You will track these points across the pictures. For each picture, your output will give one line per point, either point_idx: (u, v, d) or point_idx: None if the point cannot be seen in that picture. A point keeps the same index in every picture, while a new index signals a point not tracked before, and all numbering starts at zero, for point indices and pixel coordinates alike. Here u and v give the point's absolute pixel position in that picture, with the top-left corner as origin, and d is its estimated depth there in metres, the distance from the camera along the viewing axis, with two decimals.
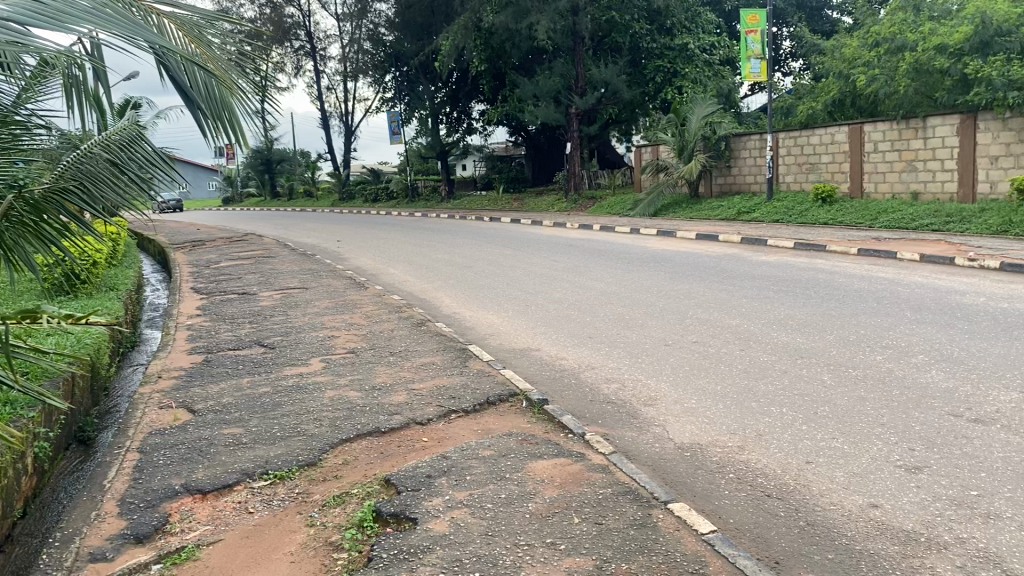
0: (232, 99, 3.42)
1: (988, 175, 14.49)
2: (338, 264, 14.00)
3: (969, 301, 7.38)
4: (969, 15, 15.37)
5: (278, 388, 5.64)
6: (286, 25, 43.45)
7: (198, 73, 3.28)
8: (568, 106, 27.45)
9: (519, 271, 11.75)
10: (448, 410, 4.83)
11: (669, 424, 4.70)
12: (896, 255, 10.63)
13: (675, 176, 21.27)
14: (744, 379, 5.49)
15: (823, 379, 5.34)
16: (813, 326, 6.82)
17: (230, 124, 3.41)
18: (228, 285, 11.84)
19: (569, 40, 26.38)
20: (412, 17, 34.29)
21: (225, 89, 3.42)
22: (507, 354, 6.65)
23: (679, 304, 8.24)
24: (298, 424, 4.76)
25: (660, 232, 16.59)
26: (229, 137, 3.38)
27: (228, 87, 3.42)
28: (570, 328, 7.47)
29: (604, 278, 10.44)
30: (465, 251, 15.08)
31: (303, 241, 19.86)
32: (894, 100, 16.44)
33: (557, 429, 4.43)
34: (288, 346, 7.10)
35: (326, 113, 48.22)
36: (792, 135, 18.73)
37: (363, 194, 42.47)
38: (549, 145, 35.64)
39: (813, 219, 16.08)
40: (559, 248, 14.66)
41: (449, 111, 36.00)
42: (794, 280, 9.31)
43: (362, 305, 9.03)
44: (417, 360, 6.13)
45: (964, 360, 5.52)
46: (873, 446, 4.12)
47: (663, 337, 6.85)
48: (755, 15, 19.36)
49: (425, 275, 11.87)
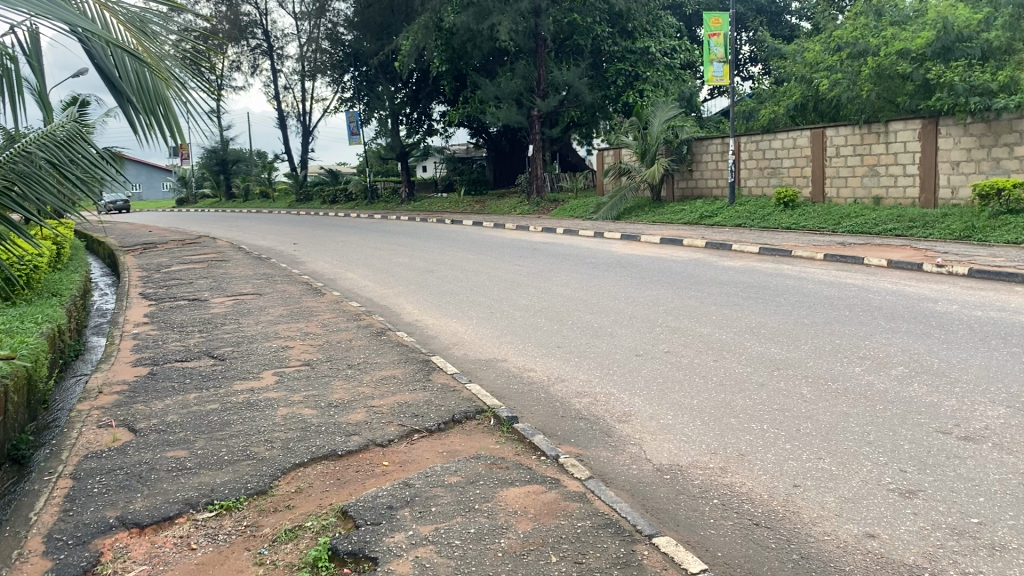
0: (165, 91, 3.39)
1: (950, 180, 14.53)
2: (294, 268, 13.57)
3: (943, 310, 7.25)
4: (930, 21, 15.56)
5: (227, 405, 5.27)
6: (243, 23, 42.61)
7: (126, 60, 3.25)
8: (530, 108, 27.22)
9: (481, 276, 11.46)
10: (410, 430, 4.51)
11: (645, 443, 4.43)
12: (863, 260, 10.54)
13: (637, 179, 21.13)
14: (721, 392, 5.24)
15: (801, 393, 5.11)
16: (786, 336, 6.62)
17: (163, 119, 3.37)
18: (179, 291, 11.35)
19: (531, 41, 26.15)
20: (371, 16, 33.80)
21: (160, 80, 3.39)
22: (470, 366, 6.35)
23: (647, 311, 8.01)
24: (249, 447, 4.40)
25: (624, 236, 16.43)
26: (158, 129, 3.35)
27: (163, 79, 3.38)
28: (537, 338, 7.19)
29: (570, 284, 10.18)
30: (425, 255, 14.76)
31: (258, 244, 19.33)
32: (856, 105, 16.31)
33: (528, 451, 4.15)
34: (239, 357, 6.70)
35: (283, 113, 47.43)
36: (753, 139, 18.70)
37: (321, 196, 41.78)
38: (510, 147, 35.44)
39: (776, 223, 16.03)
40: (522, 253, 14.37)
41: (409, 112, 35.55)
42: (763, 286, 9.14)
43: (319, 312, 8.66)
44: (376, 374, 5.79)
45: (944, 372, 5.34)
46: (863, 467, 3.90)
47: (632, 346, 6.61)
48: (717, 18, 19.31)
49: (385, 280, 11.52)
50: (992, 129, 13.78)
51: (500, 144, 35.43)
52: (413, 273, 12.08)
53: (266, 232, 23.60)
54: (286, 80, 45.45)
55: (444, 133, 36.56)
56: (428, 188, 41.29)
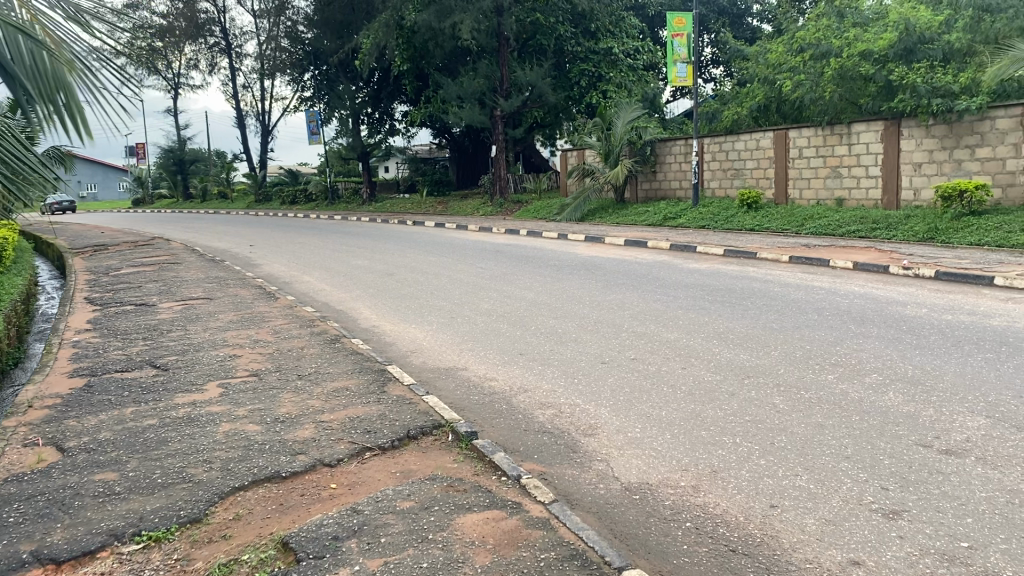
0: (70, 77, 3.10)
1: (912, 182, 14.53)
2: (250, 271, 13.14)
3: (913, 313, 7.10)
4: (891, 24, 15.65)
5: (165, 421, 4.90)
6: (200, 20, 41.78)
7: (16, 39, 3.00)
8: (493, 108, 26.93)
9: (442, 279, 11.14)
10: (362, 448, 4.21)
11: (613, 459, 4.17)
12: (828, 262, 10.42)
13: (601, 180, 20.94)
14: (689, 403, 5.00)
15: (774, 403, 4.88)
16: (756, 341, 6.41)
17: (65, 110, 3.10)
18: (127, 295, 10.88)
19: (494, 40, 25.85)
20: (331, 14, 33.30)
21: (64, 65, 3.10)
22: (428, 376, 6.05)
23: (613, 316, 7.78)
24: (185, 468, 4.05)
25: (587, 238, 16.22)
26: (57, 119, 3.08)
27: (64, 62, 3.09)
28: (499, 344, 6.91)
29: (534, 287, 9.92)
30: (385, 257, 14.41)
31: (214, 245, 18.83)
32: (818, 106, 16.25)
33: (487, 470, 3.86)
34: (183, 367, 6.33)
35: (242, 113, 46.60)
36: (716, 140, 18.61)
37: (281, 196, 41.05)
38: (473, 148, 35.15)
39: (739, 224, 15.92)
40: (485, 254, 14.08)
41: (371, 111, 35.08)
42: (729, 289, 8.96)
43: (271, 318, 8.28)
44: (328, 385, 5.47)
45: (919, 379, 5.14)
46: (843, 484, 3.68)
47: (597, 353, 6.36)
48: (681, 18, 19.22)
49: (343, 284, 11.17)
50: (953, 131, 13.77)
51: (463, 144, 35.13)
52: (372, 277, 11.73)
53: (222, 233, 23.01)
54: (245, 78, 44.65)
55: (406, 133, 36.13)
56: (389, 188, 40.82)
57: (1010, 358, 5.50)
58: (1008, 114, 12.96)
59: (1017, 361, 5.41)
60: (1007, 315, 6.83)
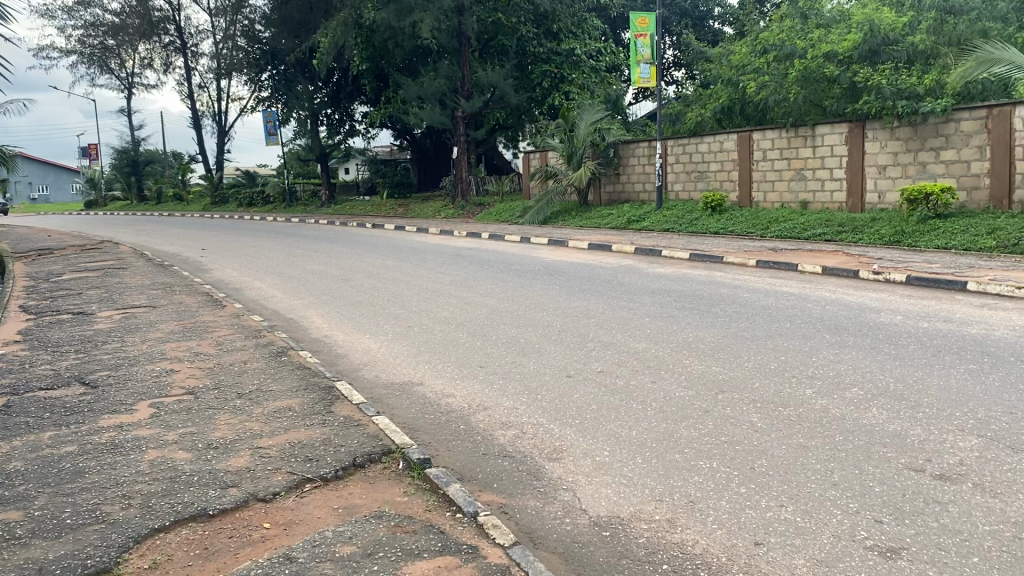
0: None
1: (876, 185, 14.43)
2: (197, 277, 12.59)
3: (889, 321, 6.85)
4: (855, 25, 15.50)
5: (84, 448, 4.41)
6: (153, 18, 40.67)
7: None
8: (454, 109, 26.51)
9: (399, 284, 10.72)
10: (302, 481, 3.79)
11: (579, 488, 3.80)
12: (796, 266, 10.17)
13: (564, 183, 20.63)
14: (662, 421, 4.64)
15: (751, 421, 4.55)
16: (728, 352, 6.08)
17: None
18: (63, 303, 10.26)
19: (455, 40, 25.44)
20: (289, 13, 32.69)
21: None
22: (379, 393, 5.62)
23: (577, 324, 7.42)
24: (102, 505, 3.59)
25: (550, 241, 15.86)
26: None
27: None
28: (458, 356, 6.52)
29: (495, 293, 9.53)
30: (341, 261, 13.93)
31: (163, 249, 18.18)
32: (783, 108, 16.07)
33: (440, 505, 3.47)
34: (114, 384, 5.83)
35: (198, 113, 45.58)
36: (680, 142, 18.41)
37: (237, 198, 40.17)
38: (435, 149, 34.72)
39: (704, 227, 15.69)
40: (445, 258, 13.65)
41: (330, 112, 34.49)
42: (697, 295, 8.65)
43: (215, 328, 7.78)
44: (269, 405, 5.02)
45: (903, 394, 4.84)
46: (832, 517, 3.34)
47: (561, 365, 5.98)
48: (644, 18, 18.97)
49: (295, 290, 10.68)
50: (918, 133, 13.66)
51: (424, 146, 34.70)
52: (327, 283, 11.26)
53: (174, 235, 22.33)
54: (201, 78, 43.63)
55: (366, 134, 35.57)
56: (350, 191, 40.24)
57: (994, 370, 5.22)
58: (973, 116, 12.86)
59: (1001, 373, 5.14)
60: (984, 323, 6.58)
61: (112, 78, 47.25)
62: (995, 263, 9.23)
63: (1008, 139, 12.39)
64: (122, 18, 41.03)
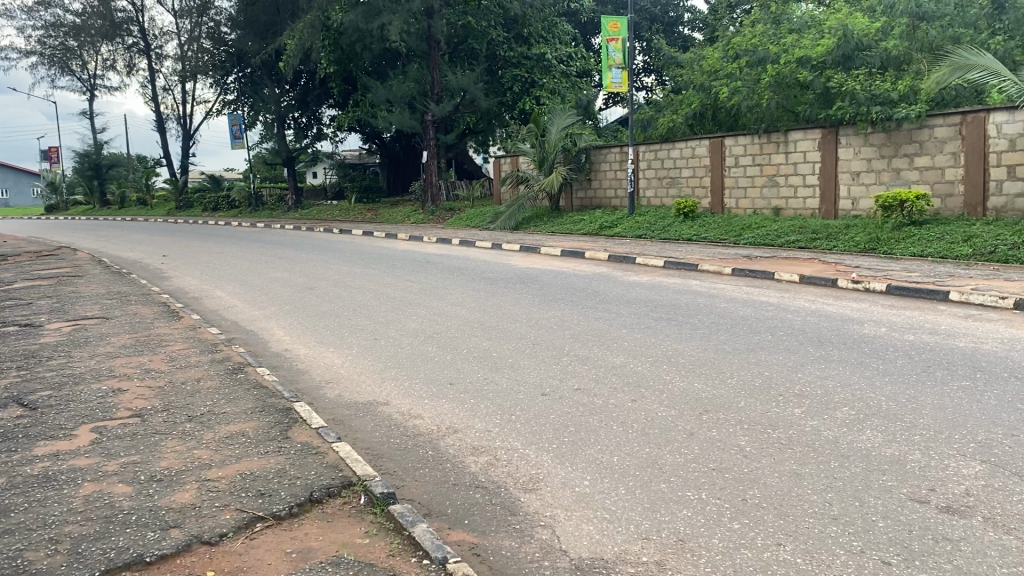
0: None
1: (850, 191, 14.31)
2: (155, 285, 12.11)
3: (873, 333, 6.63)
4: (828, 30, 15.37)
5: (12, 482, 4.00)
6: (116, 19, 39.76)
7: None
8: (423, 112, 26.14)
9: (367, 293, 10.34)
10: (253, 520, 3.44)
11: (558, 523, 3.48)
12: (773, 274, 9.96)
13: (536, 188, 20.34)
14: (645, 446, 4.34)
15: (738, 445, 4.27)
16: (709, 368, 5.80)
17: None
18: (10, 314, 9.73)
19: (424, 43, 25.07)
20: (255, 15, 32.11)
21: None
22: (341, 414, 5.26)
23: (550, 336, 7.11)
24: (21, 553, 3.19)
25: (522, 248, 15.56)
26: None
27: None
28: (426, 372, 6.18)
29: (465, 302, 9.20)
30: (307, 268, 13.51)
31: (122, 256, 17.60)
32: (756, 113, 15.96)
33: (405, 550, 3.14)
34: (54, 406, 5.41)
35: (163, 116, 44.69)
36: (652, 148, 18.21)
37: (202, 203, 39.39)
38: (404, 153, 34.28)
39: (677, 234, 15.48)
40: (414, 266, 13.29)
41: (298, 116, 33.96)
42: (674, 305, 8.37)
43: (169, 342, 7.35)
44: (220, 430, 4.64)
45: (897, 414, 4.58)
46: (835, 558, 3.06)
47: (535, 382, 5.67)
48: (616, 23, 18.82)
49: (256, 301, 10.25)
50: (892, 140, 13.55)
51: (393, 150, 34.26)
52: (290, 292, 10.85)
53: (135, 241, 21.74)
54: (166, 81, 42.75)
55: (333, 138, 35.05)
56: (318, 196, 39.72)
57: (988, 387, 4.98)
58: (947, 122, 12.77)
59: (996, 391, 4.91)
60: (972, 336, 6.37)
61: (74, 80, 46.21)
62: (975, 272, 9.08)
63: (982, 146, 12.31)
64: (83, 18, 40.16)
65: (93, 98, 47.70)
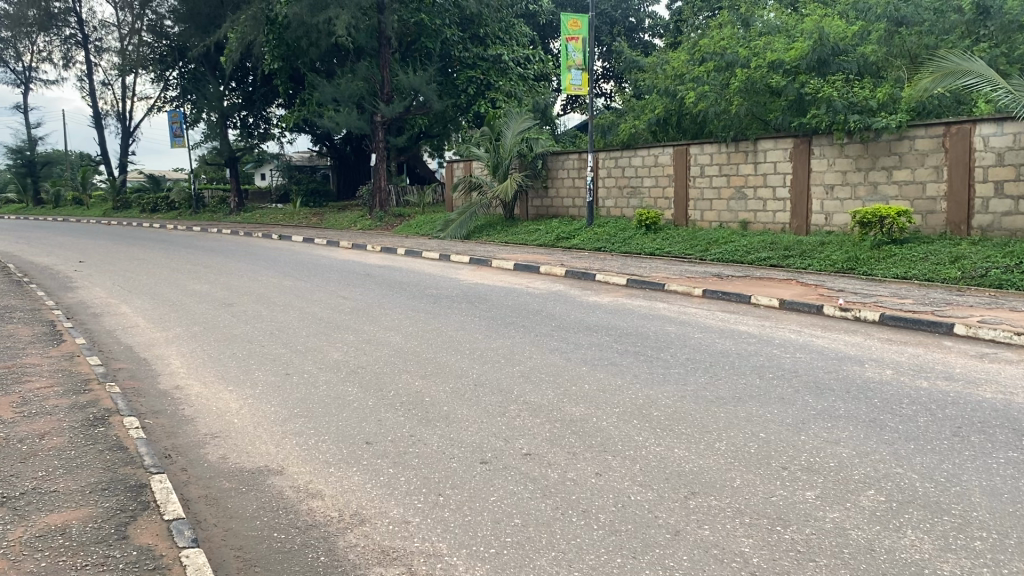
0: None
1: (823, 206, 13.42)
2: (52, 299, 10.59)
3: (881, 378, 5.59)
4: (802, 32, 14.42)
5: None
6: (52, 9, 37.58)
7: None
8: (373, 113, 24.90)
9: (291, 313, 9.03)
10: None
11: None
12: (748, 297, 8.91)
13: (489, 195, 19.18)
14: (619, 555, 3.17)
15: (746, 556, 3.14)
16: (689, 425, 4.67)
17: None
18: None
19: (374, 40, 23.78)
20: (198, 7, 30.45)
21: None
22: (219, 491, 4.03)
23: (498, 375, 5.94)
24: None
25: (472, 260, 14.38)
26: None
27: None
28: (342, 424, 4.96)
29: (403, 327, 7.98)
30: (232, 280, 12.14)
31: (34, 261, 15.94)
32: (722, 121, 14.79)
33: None
34: None
35: (101, 112, 42.50)
36: (613, 155, 17.21)
37: (141, 204, 37.39)
38: (355, 156, 32.90)
39: (638, 247, 14.46)
40: (352, 279, 11.97)
41: (243, 115, 32.42)
42: (641, 335, 7.24)
43: (29, 378, 5.97)
44: (34, 525, 3.37)
45: (943, 504, 3.54)
46: None
47: (473, 443, 4.49)
48: (576, 21, 17.70)
49: (163, 321, 8.87)
50: (869, 151, 12.69)
51: (343, 152, 32.89)
52: (206, 309, 9.49)
53: (53, 244, 20.11)
54: (105, 75, 40.61)
55: (280, 139, 33.55)
56: (264, 199, 38.20)
57: None
58: (929, 133, 11.91)
59: None
60: (995, 384, 5.36)
61: (6, 73, 43.76)
62: (972, 299, 8.15)
63: (967, 160, 11.48)
64: (16, 8, 37.86)
65: (26, 92, 45.28)
